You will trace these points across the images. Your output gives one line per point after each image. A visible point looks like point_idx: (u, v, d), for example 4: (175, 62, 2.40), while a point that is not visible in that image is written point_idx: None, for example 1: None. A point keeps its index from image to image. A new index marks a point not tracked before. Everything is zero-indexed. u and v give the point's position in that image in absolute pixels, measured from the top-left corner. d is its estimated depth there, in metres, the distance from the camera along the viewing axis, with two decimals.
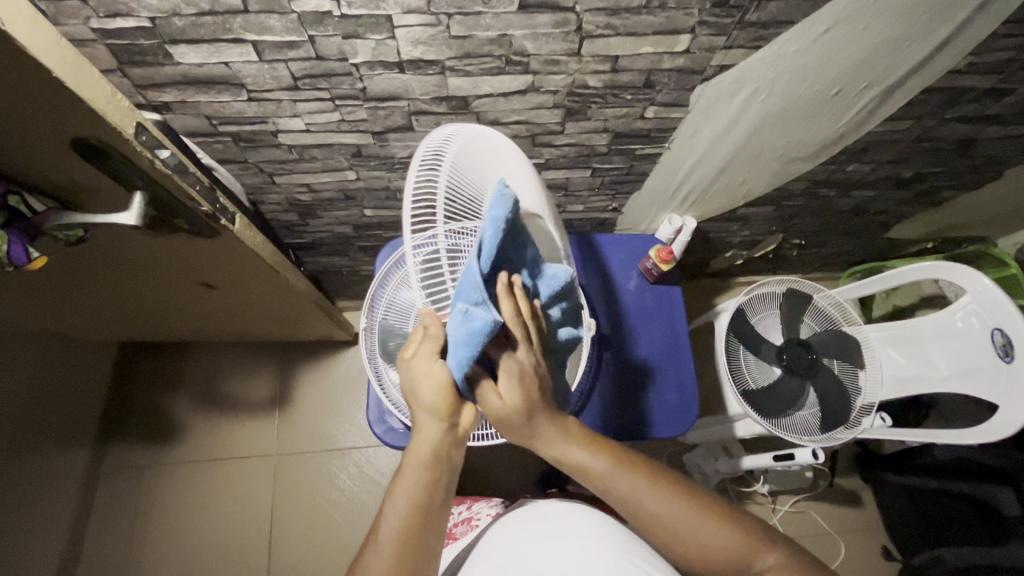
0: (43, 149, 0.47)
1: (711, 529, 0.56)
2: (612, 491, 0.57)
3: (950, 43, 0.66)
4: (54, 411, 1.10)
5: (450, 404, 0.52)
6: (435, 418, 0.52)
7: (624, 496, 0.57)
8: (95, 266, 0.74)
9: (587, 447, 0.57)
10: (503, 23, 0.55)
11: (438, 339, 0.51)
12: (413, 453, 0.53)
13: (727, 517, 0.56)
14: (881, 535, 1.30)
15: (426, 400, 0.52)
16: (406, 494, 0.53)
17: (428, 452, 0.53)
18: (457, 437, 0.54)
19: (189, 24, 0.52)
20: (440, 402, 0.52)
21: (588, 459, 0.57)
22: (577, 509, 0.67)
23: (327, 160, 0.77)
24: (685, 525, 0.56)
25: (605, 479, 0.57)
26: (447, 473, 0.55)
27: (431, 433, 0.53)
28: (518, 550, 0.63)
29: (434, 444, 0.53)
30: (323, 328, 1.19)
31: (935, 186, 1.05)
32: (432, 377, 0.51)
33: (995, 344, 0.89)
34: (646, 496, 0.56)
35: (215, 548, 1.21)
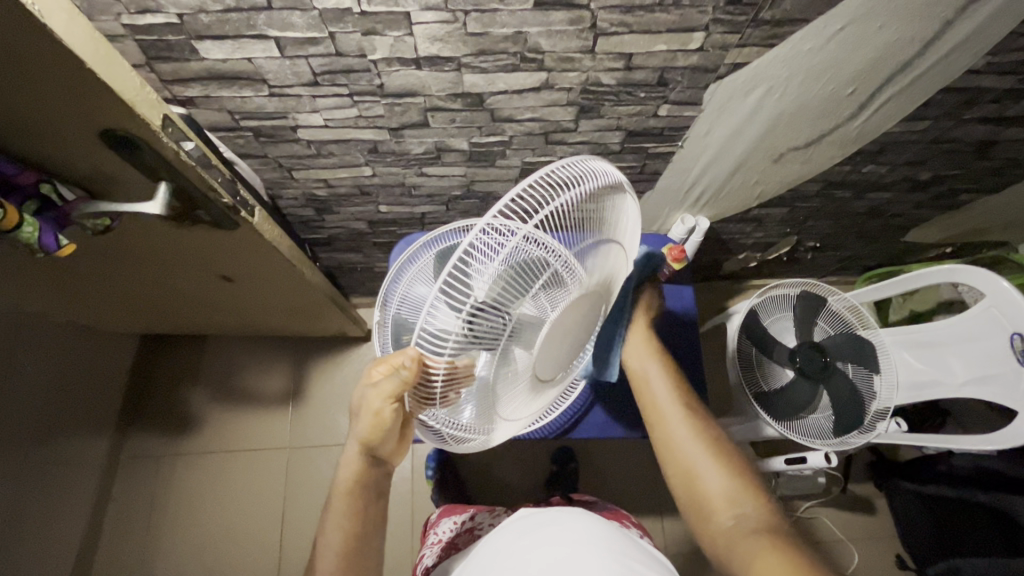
0: (74, 141, 0.49)
1: (709, 468, 0.60)
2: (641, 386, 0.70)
3: (969, 42, 0.65)
4: (77, 399, 1.13)
5: (380, 440, 0.58)
6: (359, 452, 0.59)
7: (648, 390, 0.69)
8: (119, 257, 0.77)
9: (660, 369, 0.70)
10: (518, 21, 0.56)
11: (411, 378, 0.49)
12: (342, 482, 0.61)
13: (735, 469, 0.60)
14: (896, 544, 1.28)
15: (354, 436, 0.59)
16: (341, 522, 0.60)
17: (357, 479, 0.61)
18: (379, 464, 0.61)
19: (215, 20, 0.54)
20: (366, 438, 0.58)
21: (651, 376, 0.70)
22: (618, 550, 0.59)
23: (344, 156, 0.79)
24: (693, 448, 0.62)
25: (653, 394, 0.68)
26: (375, 494, 0.62)
27: (354, 464, 0.60)
28: (537, 539, 0.61)
29: (357, 472, 0.60)
30: (337, 323, 1.21)
31: (953, 189, 1.03)
32: (370, 416, 0.56)
33: (1015, 349, 0.88)
34: (663, 397, 0.67)
35: (227, 538, 1.23)
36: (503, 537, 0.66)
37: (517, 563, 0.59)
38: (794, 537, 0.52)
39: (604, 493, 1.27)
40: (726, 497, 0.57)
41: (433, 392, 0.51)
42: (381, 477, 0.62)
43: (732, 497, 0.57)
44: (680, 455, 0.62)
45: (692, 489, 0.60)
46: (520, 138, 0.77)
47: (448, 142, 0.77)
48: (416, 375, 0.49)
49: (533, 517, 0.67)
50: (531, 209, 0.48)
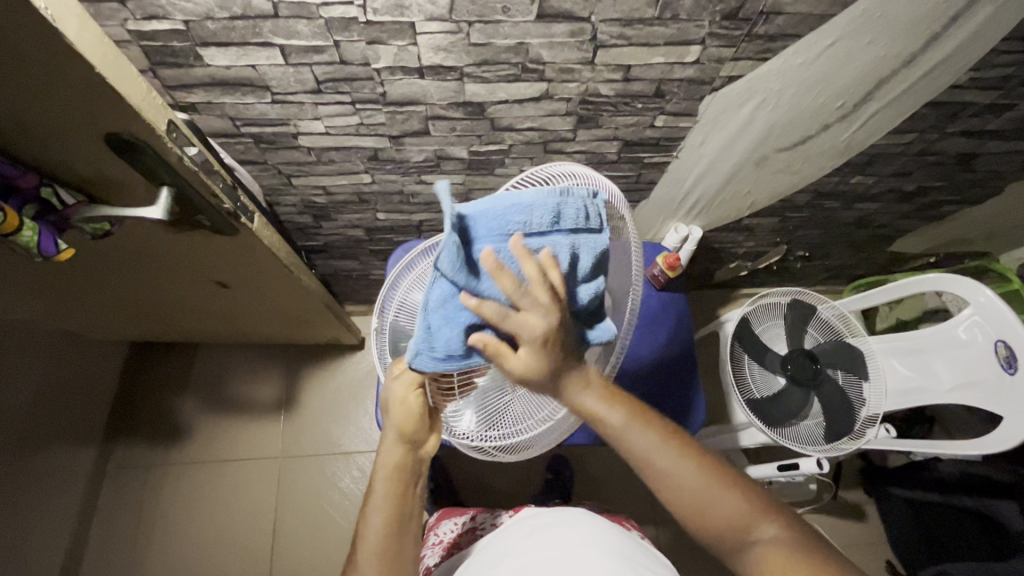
0: (77, 144, 0.49)
1: (717, 496, 0.55)
2: (610, 433, 0.57)
3: (953, 59, 0.68)
4: (64, 408, 1.11)
5: (414, 426, 0.61)
6: (399, 439, 0.62)
7: (620, 439, 0.57)
8: (116, 263, 0.76)
9: (606, 401, 0.56)
10: (521, 32, 0.57)
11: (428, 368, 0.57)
12: (381, 469, 0.62)
13: (733, 484, 0.56)
14: (887, 550, 1.29)
15: (393, 424, 0.62)
16: (380, 506, 0.60)
17: (396, 466, 0.62)
18: (418, 454, 0.63)
19: (222, 27, 0.54)
20: (406, 425, 0.61)
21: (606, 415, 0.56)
22: (622, 554, 0.59)
23: (344, 163, 0.79)
24: (688, 480, 0.55)
25: (620, 433, 0.56)
26: (413, 482, 0.63)
27: (395, 452, 0.62)
28: (544, 539, 0.61)
29: (398, 460, 0.62)
30: (331, 330, 1.20)
31: (937, 200, 1.06)
32: (403, 405, 0.61)
33: (998, 355, 0.90)
34: (642, 442, 0.56)
35: (217, 550, 1.21)
36: (509, 536, 0.66)
37: (523, 563, 0.59)
38: (815, 548, 0.53)
39: (599, 501, 1.27)
40: (743, 525, 0.55)
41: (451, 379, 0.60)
42: (418, 466, 0.63)
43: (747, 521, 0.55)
44: (690, 496, 0.55)
45: (711, 522, 0.55)
46: (519, 147, 0.78)
47: (448, 150, 0.77)
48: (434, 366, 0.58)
49: (542, 517, 0.67)
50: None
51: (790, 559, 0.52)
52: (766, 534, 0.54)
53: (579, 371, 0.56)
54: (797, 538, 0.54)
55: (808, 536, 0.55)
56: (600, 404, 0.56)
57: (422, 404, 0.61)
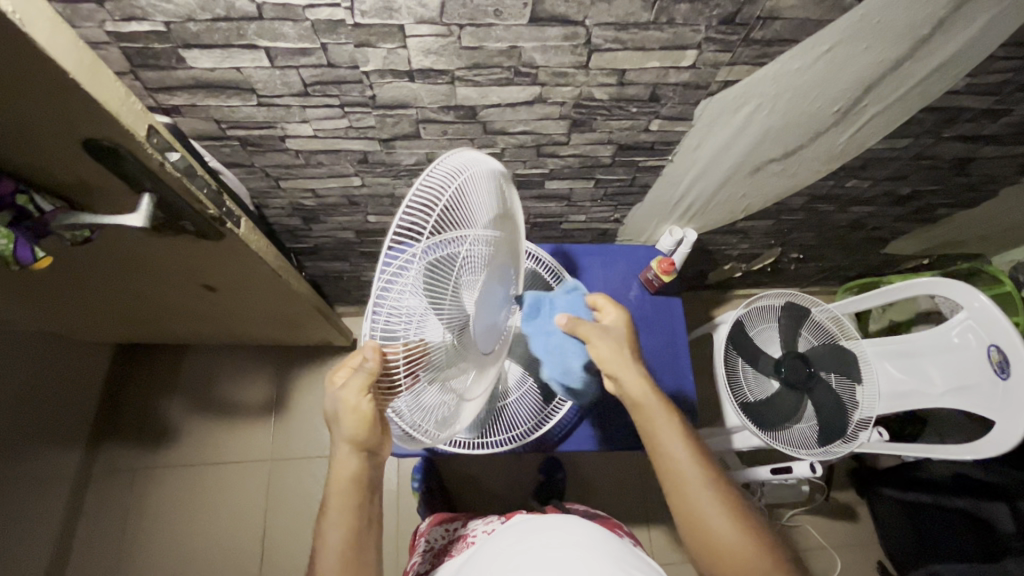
0: (53, 150, 0.48)
1: (725, 521, 0.56)
2: (649, 429, 0.61)
3: (950, 65, 0.67)
4: (49, 413, 1.09)
5: (368, 434, 0.53)
6: (353, 450, 0.55)
7: (655, 435, 0.61)
8: (97, 267, 0.74)
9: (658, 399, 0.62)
10: (513, 36, 0.56)
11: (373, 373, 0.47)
12: (336, 479, 0.57)
13: (749, 521, 0.56)
14: (878, 551, 1.30)
15: (343, 434, 0.54)
16: (337, 520, 0.57)
17: (353, 476, 0.57)
18: (375, 461, 0.58)
19: (204, 29, 0.53)
20: (356, 436, 0.54)
21: (654, 411, 0.61)
22: (610, 556, 0.59)
23: (333, 166, 0.78)
24: (704, 496, 0.57)
25: (658, 431, 0.61)
26: (371, 491, 0.59)
27: (350, 463, 0.56)
28: (537, 539, 0.61)
29: (354, 472, 0.57)
30: (322, 333, 1.19)
31: (932, 204, 1.06)
32: (353, 413, 0.52)
33: (991, 360, 0.90)
34: (677, 454, 0.59)
35: (206, 553, 1.20)
36: (502, 537, 0.66)
37: (515, 562, 0.59)
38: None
39: (592, 503, 1.27)
40: (745, 559, 0.54)
41: (398, 379, 0.49)
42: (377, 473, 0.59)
43: (753, 559, 0.54)
44: (699, 508, 0.57)
45: (708, 541, 0.56)
46: (512, 150, 0.77)
47: (439, 153, 0.76)
48: (380, 367, 0.47)
49: (532, 522, 0.67)
50: (420, 224, 0.46)
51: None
52: None
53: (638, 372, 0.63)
54: None
55: None
56: (651, 398, 0.61)
57: (372, 413, 0.52)
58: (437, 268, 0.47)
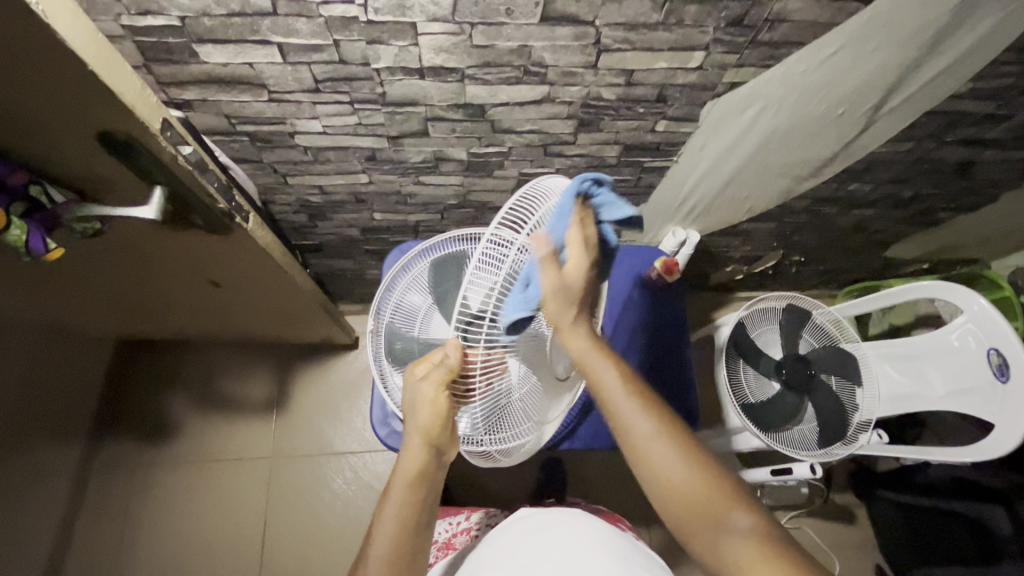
0: (69, 142, 0.48)
1: (689, 474, 0.55)
2: (597, 385, 0.61)
3: (953, 70, 0.68)
4: (51, 407, 1.09)
5: (440, 431, 0.60)
6: (423, 443, 0.60)
7: (606, 398, 0.60)
8: (105, 261, 0.74)
9: (603, 357, 0.61)
10: (524, 35, 0.56)
11: (453, 370, 0.56)
12: (401, 472, 0.61)
13: (710, 470, 0.56)
14: (877, 553, 1.30)
15: (416, 425, 0.60)
16: (395, 511, 0.59)
17: (417, 471, 0.61)
18: (439, 462, 0.62)
19: (218, 24, 0.53)
20: (431, 430, 0.60)
21: (600, 367, 0.61)
22: (613, 552, 0.58)
23: (341, 162, 0.78)
24: (662, 451, 0.57)
25: (611, 392, 0.60)
26: (432, 493, 0.62)
27: (416, 457, 0.61)
28: (541, 539, 0.61)
29: (420, 467, 0.61)
30: (325, 330, 1.19)
31: (932, 208, 1.07)
32: (431, 406, 0.59)
33: (991, 363, 0.91)
34: (626, 407, 0.59)
35: (205, 550, 1.19)
36: (505, 535, 0.66)
37: (520, 563, 0.59)
38: (791, 547, 0.50)
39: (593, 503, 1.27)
40: (712, 509, 0.54)
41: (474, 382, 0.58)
42: (440, 474, 0.62)
43: (720, 506, 0.54)
44: (659, 466, 0.56)
45: (675, 497, 0.55)
46: (519, 149, 0.77)
47: (447, 151, 0.77)
48: (459, 365, 0.56)
49: (536, 517, 0.67)
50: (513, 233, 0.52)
51: (761, 549, 0.49)
52: (739, 523, 0.52)
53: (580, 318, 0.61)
54: (773, 528, 0.52)
55: (786, 532, 0.52)
56: (598, 355, 0.61)
57: (449, 408, 0.60)
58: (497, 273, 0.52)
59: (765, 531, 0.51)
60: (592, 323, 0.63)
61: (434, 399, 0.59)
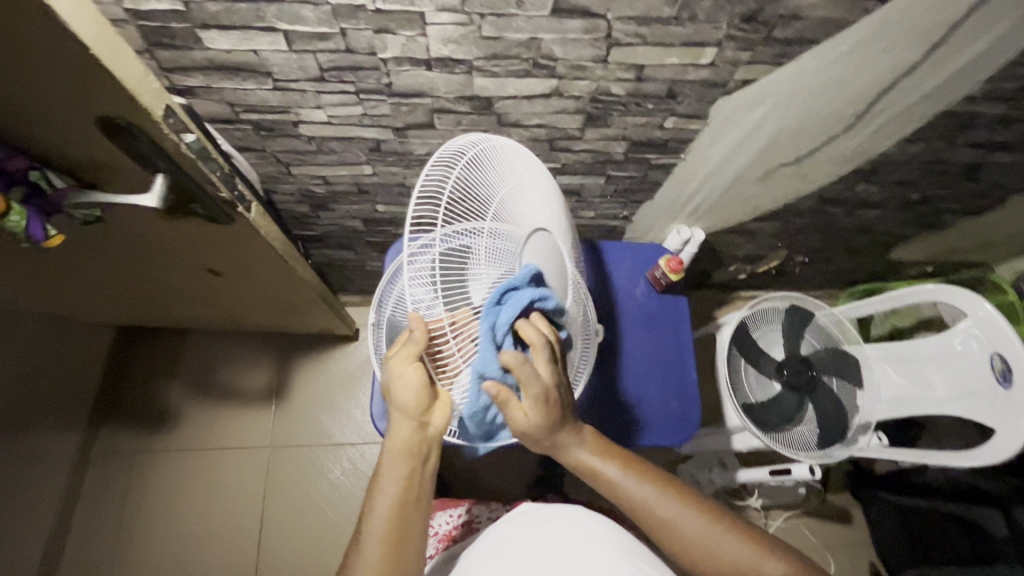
0: (70, 128, 0.47)
1: (720, 537, 0.56)
2: (607, 483, 0.61)
3: (967, 71, 0.67)
4: (52, 393, 1.09)
5: (418, 404, 0.59)
6: (406, 418, 0.60)
7: (620, 490, 0.60)
8: (105, 248, 0.74)
9: (599, 453, 0.62)
10: (534, 27, 0.55)
11: (421, 341, 0.56)
12: (389, 449, 0.60)
13: (735, 525, 0.57)
14: (871, 554, 1.31)
15: (396, 403, 0.60)
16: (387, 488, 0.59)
17: (407, 447, 0.60)
18: (426, 435, 0.60)
19: (223, 9, 0.52)
20: (409, 405, 0.59)
21: (601, 467, 0.61)
22: (619, 547, 0.58)
23: (345, 153, 0.77)
24: (690, 523, 0.57)
25: (617, 484, 0.60)
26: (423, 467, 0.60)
27: (402, 432, 0.60)
28: (545, 532, 0.61)
29: (406, 443, 0.60)
30: (326, 321, 1.18)
31: (939, 210, 1.06)
32: (405, 382, 0.58)
33: (993, 368, 0.90)
34: (639, 491, 0.60)
35: (203, 538, 1.20)
36: (509, 528, 0.66)
37: (524, 555, 0.58)
38: None
39: (590, 499, 1.27)
40: (752, 566, 0.54)
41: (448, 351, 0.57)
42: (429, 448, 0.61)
43: (756, 564, 0.54)
44: (690, 537, 0.56)
45: (716, 565, 0.55)
46: (524, 143, 0.76)
47: None
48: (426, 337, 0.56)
49: (540, 512, 0.67)
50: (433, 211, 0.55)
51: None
52: (779, 572, 0.53)
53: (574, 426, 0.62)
54: (807, 566, 0.53)
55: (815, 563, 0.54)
56: (600, 458, 0.62)
57: (421, 379, 0.58)
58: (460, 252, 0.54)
59: (804, 573, 0.53)
60: (583, 429, 0.63)
61: (410, 374, 0.58)
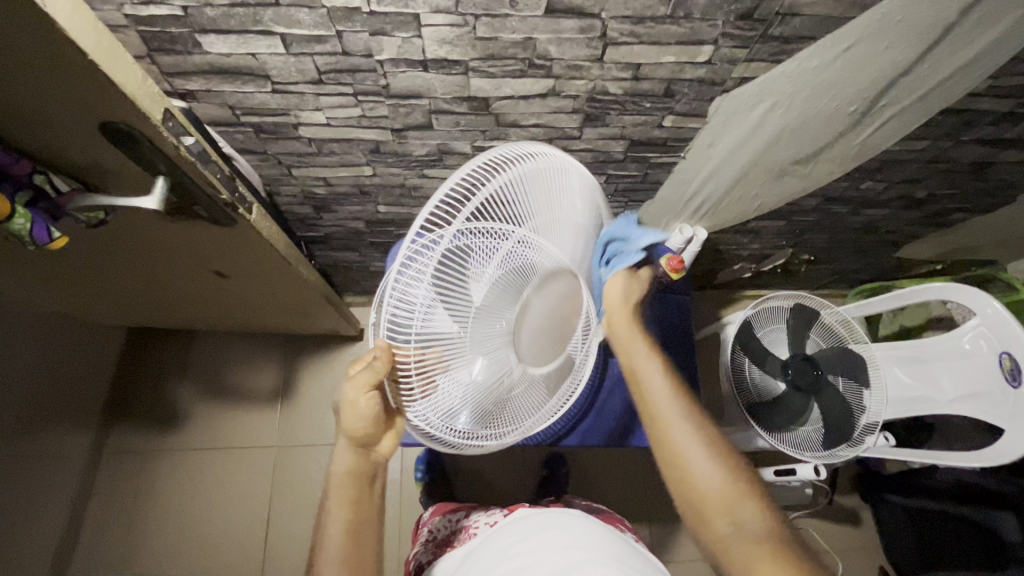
0: (70, 133, 0.48)
1: (716, 467, 0.61)
2: (641, 383, 0.68)
3: (972, 67, 0.66)
4: (63, 393, 1.11)
5: (365, 432, 0.60)
6: (350, 446, 0.61)
7: (653, 387, 0.67)
8: (110, 250, 0.75)
9: (653, 355, 0.69)
10: (529, 27, 0.55)
11: (383, 370, 0.54)
12: (334, 478, 0.62)
13: (735, 467, 0.62)
14: (880, 556, 1.29)
15: (343, 429, 0.60)
16: (337, 512, 0.60)
17: (352, 473, 0.62)
18: (371, 459, 0.62)
19: (221, 14, 0.53)
20: (355, 432, 0.60)
21: (647, 363, 0.69)
22: (614, 557, 0.58)
23: (345, 155, 0.78)
24: (694, 444, 0.63)
25: (654, 384, 0.67)
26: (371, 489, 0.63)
27: (346, 459, 0.61)
28: (540, 541, 0.61)
29: (350, 466, 0.61)
30: (330, 321, 1.20)
31: (947, 208, 1.05)
32: (354, 409, 0.59)
33: (1002, 368, 0.89)
34: (669, 396, 0.66)
35: (210, 536, 1.21)
36: (505, 537, 0.65)
37: (519, 563, 0.58)
38: (797, 548, 0.55)
39: (594, 500, 1.27)
40: (730, 506, 0.59)
41: (409, 382, 0.56)
42: (375, 470, 0.63)
43: (737, 503, 0.59)
44: (688, 453, 0.62)
45: (693, 483, 0.61)
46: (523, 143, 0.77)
47: (451, 144, 0.76)
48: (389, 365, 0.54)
49: (535, 519, 0.66)
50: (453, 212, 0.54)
51: (765, 548, 0.55)
52: (751, 523, 0.57)
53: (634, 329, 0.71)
54: (783, 535, 0.56)
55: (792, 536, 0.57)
56: (649, 360, 0.69)
57: (373, 404, 0.59)
58: (454, 254, 0.52)
59: (776, 537, 0.56)
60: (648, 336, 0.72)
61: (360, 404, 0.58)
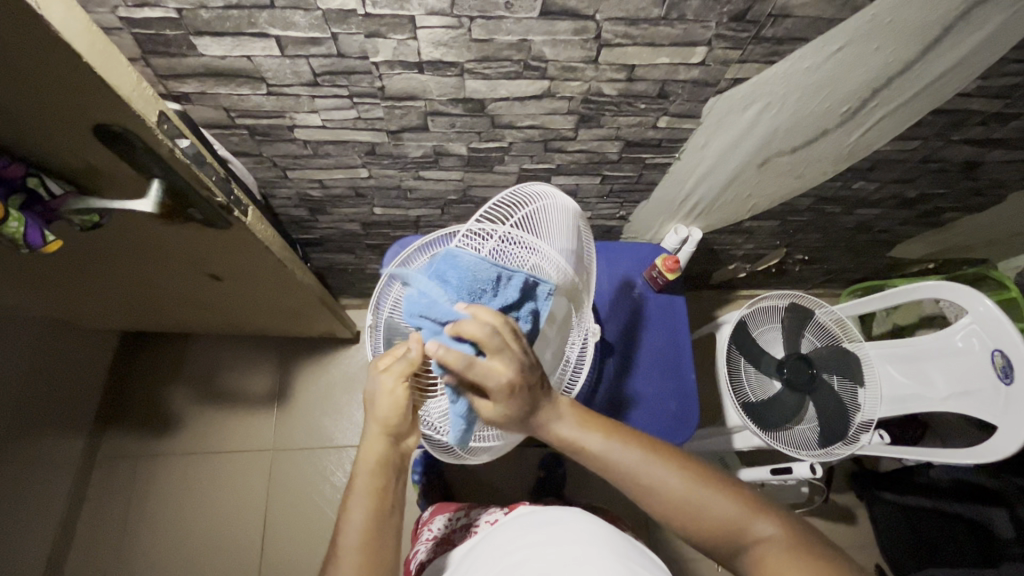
0: (63, 135, 0.48)
1: (705, 497, 0.56)
2: (591, 456, 0.60)
3: (961, 67, 0.67)
4: (56, 398, 1.10)
5: (400, 420, 0.58)
6: (382, 434, 0.59)
7: (603, 458, 0.59)
8: (104, 253, 0.74)
9: (585, 425, 0.61)
10: (524, 29, 0.56)
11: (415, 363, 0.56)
12: (361, 466, 0.59)
13: (718, 483, 0.57)
14: (876, 554, 1.30)
15: (376, 416, 0.58)
16: (363, 501, 0.57)
17: (381, 462, 0.59)
18: (400, 449, 0.61)
19: (215, 16, 0.53)
20: (390, 419, 0.58)
21: (584, 436, 0.61)
22: (614, 552, 0.58)
23: (341, 157, 0.78)
24: (672, 482, 0.56)
25: (602, 455, 0.59)
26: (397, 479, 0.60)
27: (376, 447, 0.59)
28: (541, 536, 0.61)
29: (381, 455, 0.59)
30: (327, 324, 1.19)
31: (938, 207, 1.06)
32: (390, 397, 0.57)
33: (994, 365, 0.90)
34: (621, 455, 0.59)
35: (206, 541, 1.20)
36: (506, 532, 0.66)
37: (518, 558, 0.59)
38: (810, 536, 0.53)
39: (591, 500, 1.28)
40: (737, 524, 0.54)
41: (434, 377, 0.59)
42: (402, 462, 0.61)
43: (744, 521, 0.54)
44: (671, 498, 0.56)
45: (699, 521, 0.55)
46: (519, 145, 0.77)
47: (447, 146, 0.76)
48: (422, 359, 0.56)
49: (535, 516, 0.67)
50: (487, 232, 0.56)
51: (793, 553, 0.51)
52: (766, 530, 0.53)
53: (553, 401, 0.61)
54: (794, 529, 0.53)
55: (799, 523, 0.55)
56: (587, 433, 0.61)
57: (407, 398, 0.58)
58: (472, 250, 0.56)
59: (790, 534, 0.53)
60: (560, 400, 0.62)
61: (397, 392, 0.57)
